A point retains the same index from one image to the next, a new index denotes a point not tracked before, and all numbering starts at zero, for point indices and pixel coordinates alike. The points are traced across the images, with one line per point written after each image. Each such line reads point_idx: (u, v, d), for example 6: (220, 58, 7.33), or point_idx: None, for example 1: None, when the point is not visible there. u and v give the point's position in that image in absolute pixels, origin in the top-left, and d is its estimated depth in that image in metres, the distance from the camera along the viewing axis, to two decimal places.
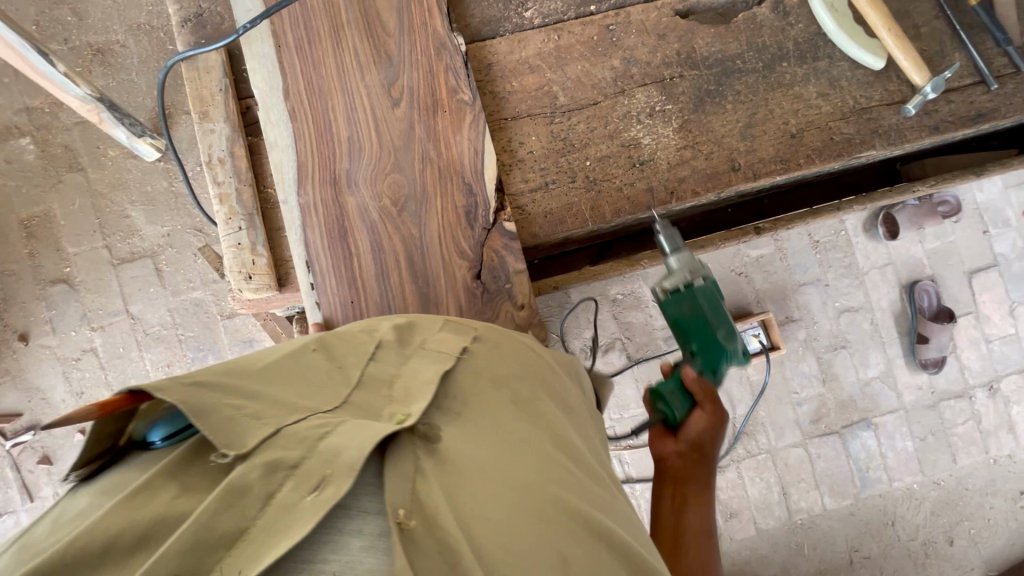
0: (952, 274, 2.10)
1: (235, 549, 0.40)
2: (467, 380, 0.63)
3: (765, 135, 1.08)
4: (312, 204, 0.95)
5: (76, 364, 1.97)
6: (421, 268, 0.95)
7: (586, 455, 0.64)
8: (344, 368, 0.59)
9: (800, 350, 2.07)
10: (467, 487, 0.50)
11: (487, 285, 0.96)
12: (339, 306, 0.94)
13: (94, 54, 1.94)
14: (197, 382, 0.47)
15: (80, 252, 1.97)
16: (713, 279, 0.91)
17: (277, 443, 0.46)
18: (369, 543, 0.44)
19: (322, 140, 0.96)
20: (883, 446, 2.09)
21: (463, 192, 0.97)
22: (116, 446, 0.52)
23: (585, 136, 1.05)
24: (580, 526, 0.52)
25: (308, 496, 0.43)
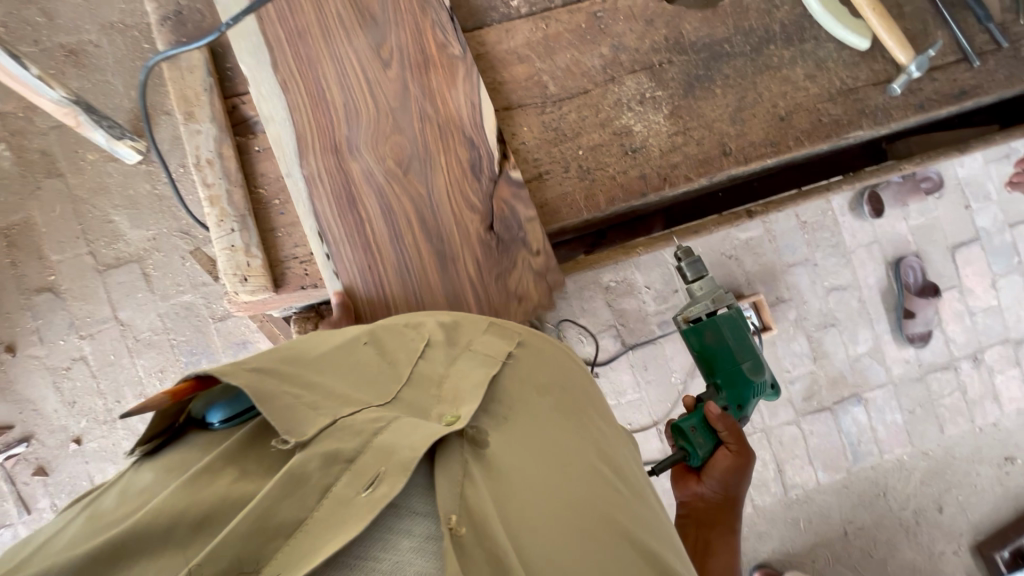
0: (936, 249, 2.14)
1: (293, 539, 0.46)
2: (519, 396, 0.72)
3: (755, 119, 1.08)
4: (316, 174, 0.96)
5: (67, 374, 1.94)
6: (434, 226, 0.97)
7: (622, 470, 0.74)
8: (394, 364, 0.70)
9: (791, 329, 2.11)
10: (528, 513, 0.59)
11: (500, 236, 0.98)
12: (357, 273, 0.96)
13: (67, 56, 1.88)
14: (257, 367, 0.56)
15: (64, 260, 1.93)
16: (736, 307, 1.00)
17: (334, 434, 0.53)
18: (418, 544, 0.50)
19: (317, 110, 0.96)
20: (873, 420, 2.14)
21: (465, 146, 0.98)
22: (176, 425, 0.62)
23: (577, 125, 1.05)
24: (620, 545, 0.63)
25: (363, 492, 0.49)
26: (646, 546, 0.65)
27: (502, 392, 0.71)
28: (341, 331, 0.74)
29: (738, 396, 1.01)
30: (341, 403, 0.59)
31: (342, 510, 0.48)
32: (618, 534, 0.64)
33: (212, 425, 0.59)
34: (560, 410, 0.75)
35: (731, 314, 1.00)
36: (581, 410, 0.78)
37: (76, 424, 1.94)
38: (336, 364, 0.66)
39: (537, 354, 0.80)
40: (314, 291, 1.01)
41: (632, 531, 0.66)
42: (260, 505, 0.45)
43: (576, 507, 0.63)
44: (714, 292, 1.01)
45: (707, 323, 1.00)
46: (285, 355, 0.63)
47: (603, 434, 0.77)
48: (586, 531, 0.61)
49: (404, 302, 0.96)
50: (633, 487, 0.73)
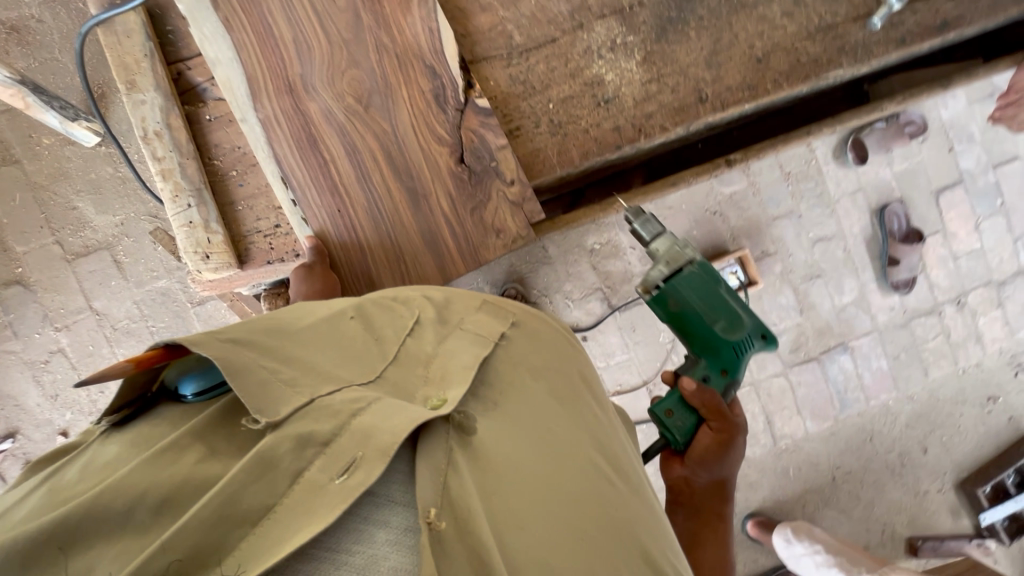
0: (919, 194, 2.12)
1: (260, 526, 0.45)
2: (512, 380, 0.71)
3: (731, 62, 1.04)
4: (273, 117, 0.91)
5: (47, 367, 1.90)
6: (402, 163, 0.94)
7: (618, 458, 0.72)
8: (381, 343, 0.67)
9: (777, 282, 2.11)
10: (511, 497, 0.58)
11: (472, 168, 0.94)
12: (327, 218, 0.94)
13: (8, 33, 1.77)
14: (233, 340, 0.55)
15: (31, 251, 1.86)
16: (696, 264, 0.97)
17: (311, 415, 0.52)
18: (395, 537, 0.48)
19: (265, 48, 0.90)
20: (859, 367, 2.16)
21: (427, 75, 0.93)
22: (146, 395, 0.60)
23: (546, 77, 1.00)
24: (607, 539, 0.61)
25: (336, 479, 0.48)
26: (631, 531, 0.64)
27: (495, 375, 0.69)
28: (327, 303, 0.72)
29: (719, 357, 0.98)
30: (320, 379, 0.57)
31: (313, 495, 0.47)
32: (607, 527, 0.62)
33: (184, 397, 0.57)
34: (555, 393, 0.73)
35: (692, 273, 0.97)
36: (578, 395, 0.76)
37: (62, 417, 1.91)
38: (318, 338, 0.64)
39: (532, 336, 0.79)
40: (280, 266, 0.98)
41: (622, 525, 0.64)
42: (224, 493, 0.44)
43: (565, 497, 0.62)
44: (671, 253, 0.98)
45: (668, 289, 0.97)
46: (270, 326, 0.61)
47: (597, 418, 0.76)
48: (573, 524, 0.60)
49: (378, 243, 0.95)
50: (628, 475, 0.72)
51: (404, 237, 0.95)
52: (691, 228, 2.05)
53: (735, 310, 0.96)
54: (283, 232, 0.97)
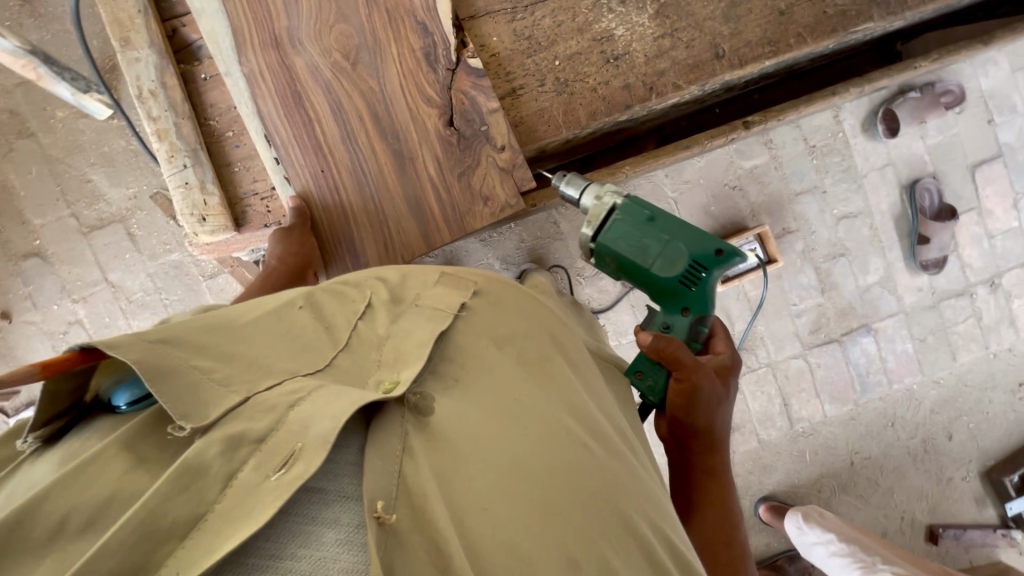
0: (954, 169, 2.01)
1: (189, 540, 0.44)
2: (475, 354, 0.71)
3: (750, 15, 0.97)
4: (257, 71, 0.88)
5: (65, 338, 1.93)
6: (388, 124, 0.90)
7: (597, 425, 0.70)
8: (331, 330, 0.68)
9: (798, 261, 2.03)
10: (471, 472, 0.58)
11: (461, 131, 0.91)
12: (310, 179, 0.91)
13: (22, 5, 1.77)
14: (162, 340, 0.53)
15: (47, 224, 1.89)
16: (619, 208, 0.92)
17: (244, 414, 0.52)
18: (345, 537, 0.47)
19: (252, 0, 0.87)
20: (883, 350, 2.08)
21: (419, 32, 0.89)
22: (80, 405, 0.58)
23: (552, 32, 0.95)
24: (583, 513, 0.60)
25: (272, 476, 0.47)
26: (609, 495, 0.63)
27: (453, 349, 0.70)
28: (276, 296, 0.72)
29: (675, 296, 0.94)
30: (257, 374, 0.57)
31: (244, 498, 0.46)
32: (582, 501, 0.61)
33: (117, 408, 0.56)
34: (523, 364, 0.72)
35: (619, 221, 0.92)
36: (551, 361, 0.75)
37: None
38: (261, 331, 0.63)
39: (498, 305, 0.78)
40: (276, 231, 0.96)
41: (600, 496, 0.62)
42: (146, 507, 0.43)
43: (534, 473, 0.60)
44: (593, 208, 0.93)
45: (603, 248, 0.94)
46: (207, 322, 0.61)
47: (574, 382, 0.74)
48: (544, 499, 0.58)
49: (361, 208, 0.92)
50: (608, 444, 0.69)
51: (389, 201, 0.92)
52: (709, 203, 1.97)
53: (667, 244, 0.90)
54: (276, 194, 0.95)
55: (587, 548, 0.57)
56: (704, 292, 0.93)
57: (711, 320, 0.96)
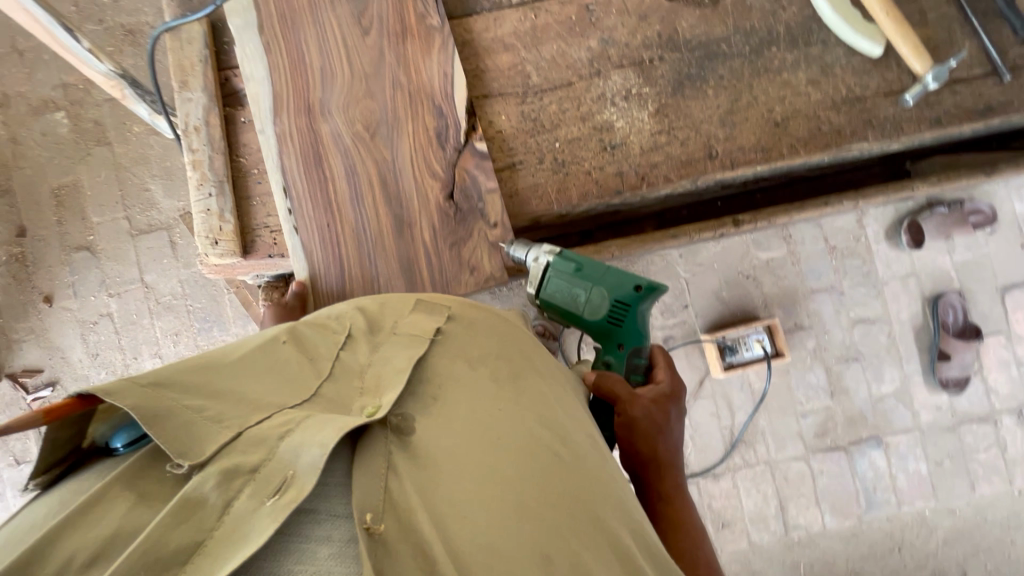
0: (983, 288, 1.96)
1: (190, 565, 0.44)
2: (451, 375, 0.69)
3: (747, 122, 1.03)
4: (288, 131, 0.99)
5: (94, 327, 2.07)
6: (395, 191, 0.99)
7: (567, 435, 0.67)
8: (315, 360, 0.67)
9: (808, 358, 1.98)
10: (451, 484, 0.57)
11: (459, 205, 0.99)
12: (316, 230, 0.99)
13: (126, 35, 2.03)
14: (154, 383, 0.52)
15: (103, 222, 2.07)
16: (547, 265, 0.92)
17: (237, 448, 0.51)
18: (337, 551, 0.48)
19: (295, 73, 1.00)
20: (894, 467, 1.97)
21: (435, 115, 1.00)
22: (77, 453, 0.55)
23: (556, 117, 1.03)
24: (558, 516, 0.58)
25: (267, 502, 0.48)
26: (593, 507, 0.61)
27: (430, 372, 0.69)
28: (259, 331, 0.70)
29: (608, 337, 0.94)
30: (251, 407, 0.56)
31: (243, 526, 0.46)
32: (557, 504, 0.59)
33: (116, 449, 0.54)
34: (495, 381, 0.70)
35: (552, 277, 0.92)
36: (523, 376, 0.73)
37: (96, 375, 2.06)
38: (249, 365, 0.61)
39: (474, 326, 0.77)
40: (280, 260, 1.05)
41: (575, 501, 0.60)
42: (153, 535, 0.43)
43: (508, 479, 0.59)
44: (533, 268, 0.94)
45: (544, 303, 0.95)
46: (195, 361, 0.58)
47: (553, 399, 0.72)
48: (518, 503, 0.57)
49: (356, 262, 0.99)
50: (580, 455, 0.66)
51: (382, 259, 0.98)
52: (721, 288, 1.97)
53: (593, 291, 0.91)
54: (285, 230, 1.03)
55: (563, 548, 0.55)
56: (632, 328, 0.93)
57: (646, 347, 0.95)
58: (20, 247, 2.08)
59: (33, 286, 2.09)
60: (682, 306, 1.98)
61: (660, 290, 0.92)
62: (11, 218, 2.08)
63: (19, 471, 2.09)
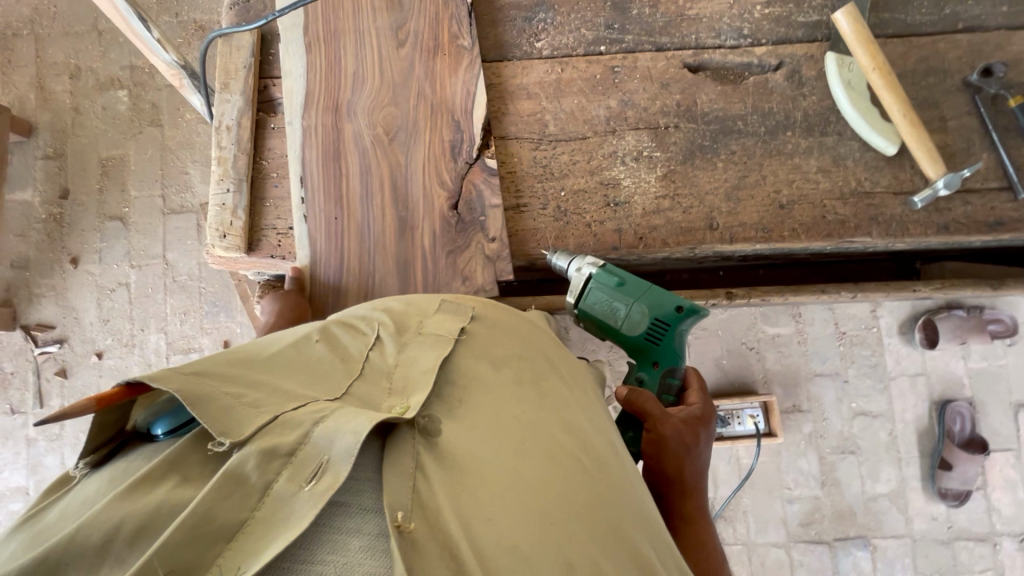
0: (996, 401, 1.89)
1: (235, 541, 0.42)
2: (477, 373, 0.64)
3: (751, 201, 1.04)
4: (314, 127, 1.05)
5: (111, 295, 2.15)
6: (403, 195, 1.04)
7: (595, 446, 0.61)
8: (346, 361, 0.63)
9: (802, 443, 1.92)
10: (476, 484, 0.52)
11: (462, 216, 1.03)
12: (324, 221, 1.03)
13: (196, 30, 2.18)
14: (196, 371, 0.50)
15: (140, 197, 2.18)
16: (591, 276, 0.93)
17: (275, 429, 0.48)
18: (368, 544, 0.44)
19: (330, 72, 1.06)
20: (878, 572, 1.87)
21: (451, 128, 1.05)
22: (122, 435, 0.53)
23: (566, 167, 1.07)
24: (585, 527, 0.52)
25: (305, 487, 0.45)
26: (628, 528, 0.55)
27: (456, 372, 0.63)
28: (291, 329, 0.67)
29: (643, 353, 0.93)
30: (285, 398, 0.53)
31: (284, 509, 0.44)
32: (584, 513, 0.53)
33: (156, 435, 0.51)
34: (521, 383, 0.65)
35: (593, 289, 0.93)
36: (550, 382, 0.67)
37: (103, 339, 2.13)
38: (281, 364, 0.58)
39: (501, 328, 0.72)
40: (281, 262, 1.09)
41: (609, 517, 0.54)
42: (197, 510, 0.41)
43: (533, 482, 0.53)
44: (574, 278, 0.96)
45: (582, 313, 0.96)
46: (233, 355, 0.56)
47: (584, 411, 0.67)
48: (544, 509, 0.51)
49: (356, 258, 1.03)
50: (606, 465, 0.60)
51: (381, 257, 1.02)
52: (722, 355, 1.94)
53: (634, 306, 0.91)
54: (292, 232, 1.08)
55: (588, 562, 0.49)
56: (671, 348, 0.92)
57: (681, 369, 0.93)
58: (60, 208, 2.20)
59: (63, 246, 2.19)
60: None
61: (703, 312, 0.91)
62: (58, 179, 2.21)
63: (13, 419, 2.15)
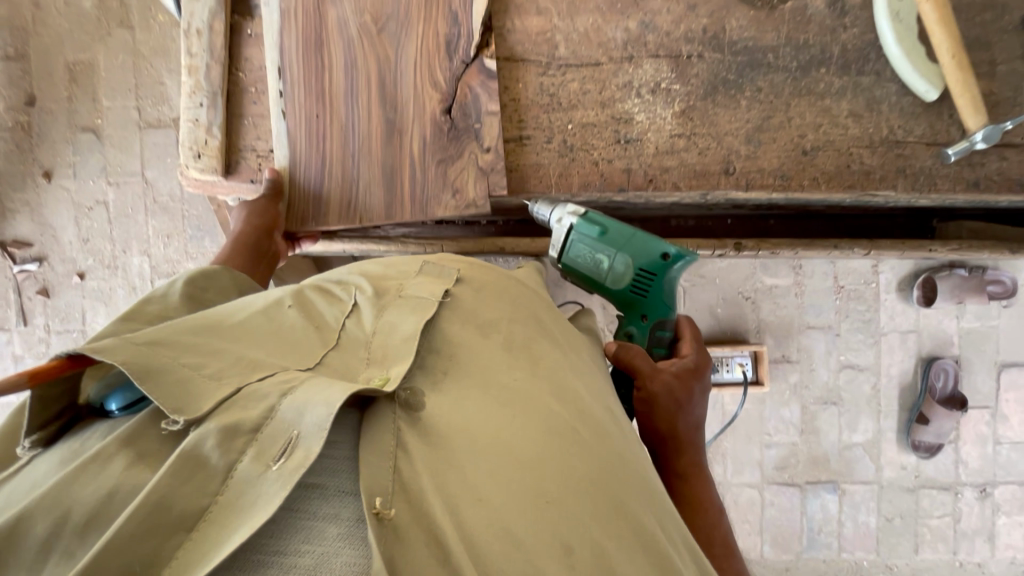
0: (981, 361, 1.90)
1: (196, 532, 0.40)
2: (463, 341, 0.60)
3: (774, 144, 0.96)
4: (293, 10, 0.95)
5: (88, 213, 2.05)
6: (391, 95, 0.95)
7: (590, 419, 0.58)
8: (320, 329, 0.59)
9: (787, 392, 1.94)
10: (466, 462, 0.49)
11: (455, 121, 0.95)
12: (304, 119, 0.95)
13: None
14: (151, 341, 0.49)
15: (113, 107, 2.02)
16: (572, 228, 0.88)
17: (238, 402, 0.46)
18: (345, 532, 0.41)
19: None
20: (843, 514, 1.96)
21: (448, 21, 0.94)
22: (73, 408, 0.52)
23: (575, 97, 0.97)
24: (585, 506, 0.49)
25: (272, 466, 0.42)
26: (626, 504, 0.52)
27: (439, 340, 0.59)
28: (263, 293, 0.63)
29: (631, 306, 0.91)
30: (250, 367, 0.50)
31: (248, 492, 0.41)
32: (583, 491, 0.50)
33: (110, 411, 0.50)
34: (511, 351, 0.62)
35: (575, 241, 0.89)
36: (541, 350, 0.64)
37: (84, 260, 2.06)
38: (247, 331, 0.55)
39: (490, 294, 0.68)
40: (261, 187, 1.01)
41: (608, 494, 0.52)
42: (151, 497, 0.39)
43: (526, 459, 0.50)
44: (555, 230, 0.91)
45: (567, 267, 0.92)
46: (195, 322, 0.54)
47: (579, 381, 0.63)
48: (539, 488, 0.49)
49: (339, 161, 0.95)
50: (604, 439, 0.57)
51: (365, 163, 0.95)
52: (717, 304, 1.92)
53: (618, 256, 0.87)
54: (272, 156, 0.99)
55: (587, 541, 0.47)
56: (657, 298, 0.89)
57: (671, 321, 0.91)
58: (26, 115, 2.04)
59: (34, 159, 2.06)
60: None
61: (691, 257, 0.87)
62: (22, 84, 2.04)
63: None
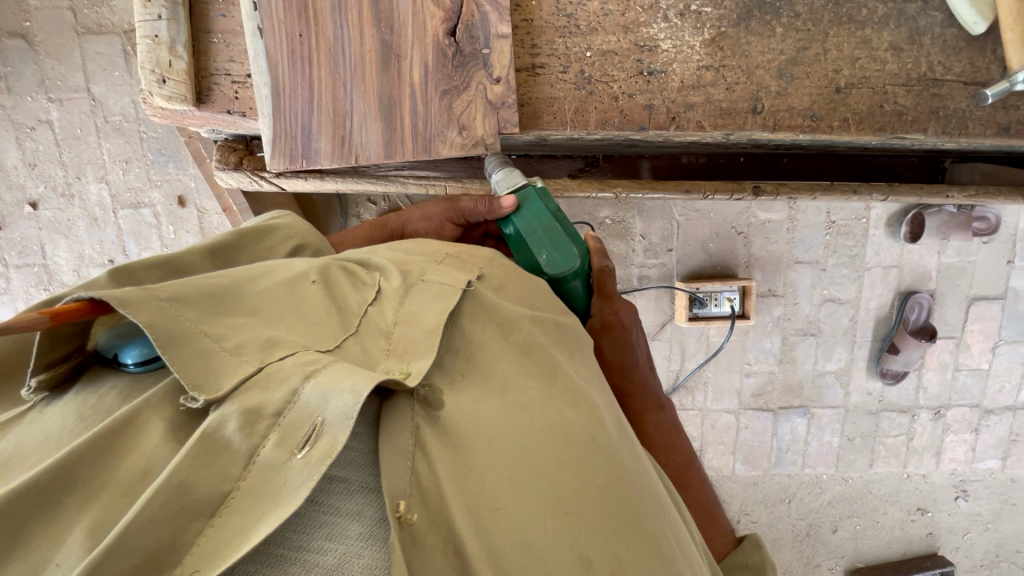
0: (955, 294, 1.97)
1: (217, 518, 0.37)
2: (484, 340, 0.56)
3: (806, 80, 0.89)
4: None
5: (31, 134, 1.84)
6: (387, 10, 0.82)
7: (607, 419, 0.56)
8: (343, 312, 0.54)
9: (769, 325, 2.00)
10: (485, 472, 0.46)
11: (461, 46, 0.84)
12: (284, 39, 0.82)
13: None
14: (175, 298, 0.45)
15: (43, 8, 1.75)
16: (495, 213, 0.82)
17: (258, 384, 0.42)
18: (368, 531, 0.40)
19: None
20: (810, 435, 2.10)
21: None
22: (82, 354, 0.48)
23: (596, 19, 0.87)
24: (602, 515, 0.48)
25: (297, 454, 0.39)
26: (640, 510, 0.52)
27: (458, 338, 0.55)
28: (286, 261, 0.59)
29: None
30: (268, 345, 0.46)
31: (273, 480, 0.39)
32: (600, 499, 0.49)
33: (125, 365, 0.46)
34: (529, 352, 0.58)
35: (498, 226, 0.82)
36: (556, 351, 0.60)
37: (34, 188, 1.88)
38: (268, 305, 0.51)
39: (506, 285, 0.63)
40: (240, 120, 0.89)
41: (624, 501, 0.51)
42: (171, 480, 0.36)
43: (546, 468, 0.48)
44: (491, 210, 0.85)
45: None
46: (213, 285, 0.49)
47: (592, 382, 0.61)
48: (559, 498, 0.47)
49: (328, 91, 0.84)
50: (620, 442, 0.56)
51: (359, 95, 0.84)
52: (710, 239, 1.91)
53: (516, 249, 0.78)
54: (250, 82, 0.87)
55: (604, 552, 0.47)
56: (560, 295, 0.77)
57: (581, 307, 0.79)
58: None
59: None
60: (666, 249, 1.91)
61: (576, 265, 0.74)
62: None
63: None
